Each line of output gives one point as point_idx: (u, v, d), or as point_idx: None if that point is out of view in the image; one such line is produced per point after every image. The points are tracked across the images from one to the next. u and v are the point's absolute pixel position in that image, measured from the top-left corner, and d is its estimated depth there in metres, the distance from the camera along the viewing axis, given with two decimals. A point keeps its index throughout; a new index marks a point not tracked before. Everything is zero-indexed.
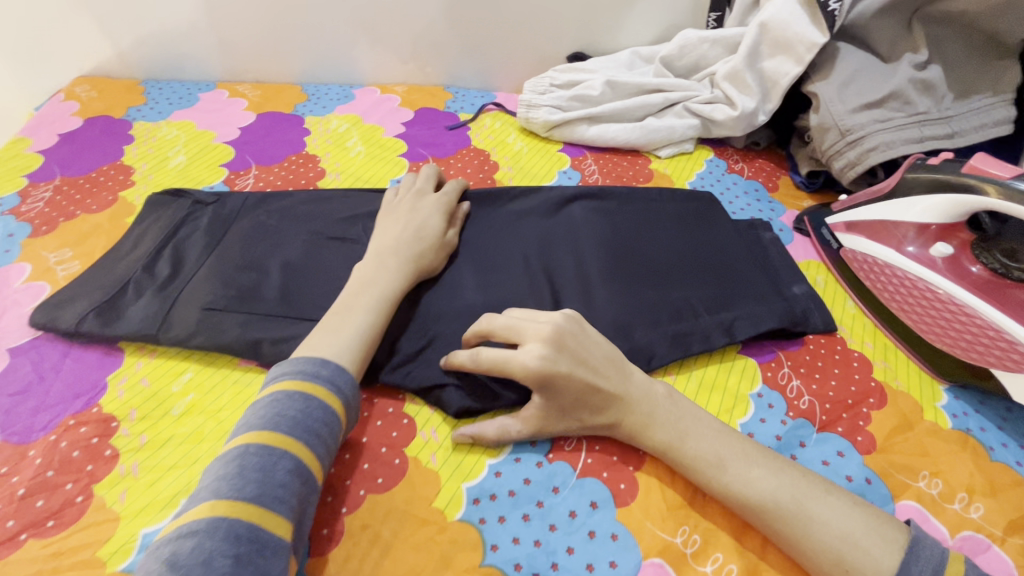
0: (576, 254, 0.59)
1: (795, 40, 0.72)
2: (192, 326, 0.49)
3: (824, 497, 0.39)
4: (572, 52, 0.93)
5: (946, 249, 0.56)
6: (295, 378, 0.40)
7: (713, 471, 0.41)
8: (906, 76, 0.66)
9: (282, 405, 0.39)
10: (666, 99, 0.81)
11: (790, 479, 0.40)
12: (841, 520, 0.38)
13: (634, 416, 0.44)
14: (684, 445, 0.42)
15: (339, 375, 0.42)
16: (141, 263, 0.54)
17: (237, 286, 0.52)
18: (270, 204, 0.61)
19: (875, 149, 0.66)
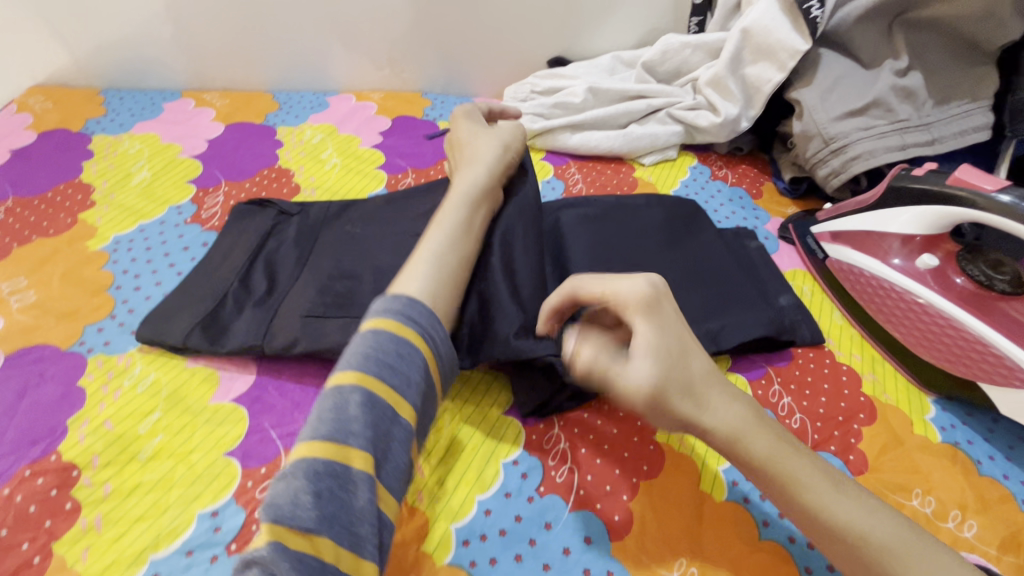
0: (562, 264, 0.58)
1: (777, 47, 0.70)
2: (294, 333, 0.48)
3: (938, 549, 0.34)
4: (552, 56, 0.91)
5: (932, 261, 0.56)
6: (370, 317, 0.38)
7: (808, 494, 0.35)
8: (887, 83, 0.66)
9: (361, 341, 0.37)
10: (649, 105, 0.80)
11: (898, 523, 0.35)
12: (956, 570, 0.32)
13: (735, 413, 0.37)
14: (783, 460, 0.36)
15: (411, 306, 0.39)
16: (236, 276, 0.54)
17: (332, 293, 0.50)
18: (352, 214, 0.60)
19: (858, 158, 0.65)
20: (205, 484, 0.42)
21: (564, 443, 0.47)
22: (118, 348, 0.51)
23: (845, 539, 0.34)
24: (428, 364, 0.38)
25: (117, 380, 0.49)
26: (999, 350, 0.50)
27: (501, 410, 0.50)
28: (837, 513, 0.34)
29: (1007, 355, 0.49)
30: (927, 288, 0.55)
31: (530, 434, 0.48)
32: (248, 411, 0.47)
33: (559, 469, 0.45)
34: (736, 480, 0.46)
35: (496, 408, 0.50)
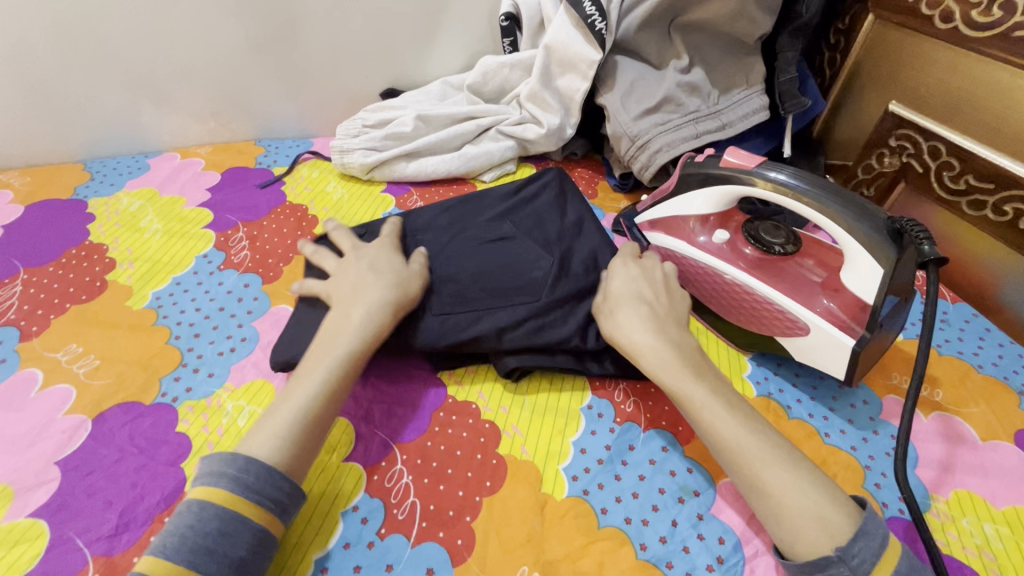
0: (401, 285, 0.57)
1: (576, 59, 0.75)
2: (436, 330, 0.53)
3: (770, 462, 0.42)
4: (384, 89, 0.92)
5: (725, 235, 0.62)
6: (204, 484, 0.39)
7: (697, 412, 0.46)
8: (673, 81, 0.73)
9: (178, 519, 0.38)
10: (478, 125, 0.82)
11: (766, 440, 0.44)
12: (770, 471, 0.42)
13: (644, 351, 0.50)
14: (685, 385, 0.47)
15: (248, 470, 0.40)
16: None
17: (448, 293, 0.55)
18: (414, 225, 0.65)
19: (660, 150, 0.71)
20: None
21: (406, 477, 0.47)
22: None
23: (719, 448, 0.44)
24: (265, 529, 0.39)
25: None
26: (785, 309, 0.55)
27: (340, 457, 0.49)
28: (719, 424, 0.45)
29: (788, 310, 0.55)
30: (713, 257, 0.61)
31: (372, 475, 0.47)
32: (51, 522, 0.43)
33: (401, 506, 0.45)
34: (576, 475, 0.49)
35: (335, 455, 0.49)
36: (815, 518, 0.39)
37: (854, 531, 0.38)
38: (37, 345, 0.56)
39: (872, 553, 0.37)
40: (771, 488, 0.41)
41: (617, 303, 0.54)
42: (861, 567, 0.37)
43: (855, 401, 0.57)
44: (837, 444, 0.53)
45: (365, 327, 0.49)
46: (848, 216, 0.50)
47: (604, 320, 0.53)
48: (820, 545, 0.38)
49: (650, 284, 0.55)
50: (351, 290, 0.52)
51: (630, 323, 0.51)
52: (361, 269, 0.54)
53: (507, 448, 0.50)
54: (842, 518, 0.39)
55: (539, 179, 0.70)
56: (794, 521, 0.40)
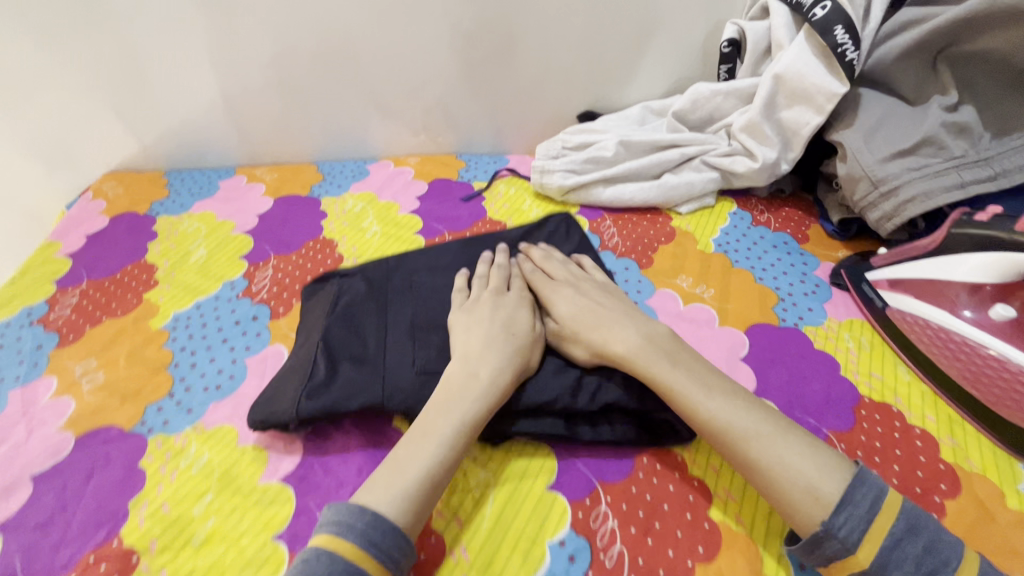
0: (378, 335, 0.58)
1: (813, 90, 0.68)
2: (415, 392, 0.53)
3: (758, 440, 0.45)
4: (582, 111, 0.93)
5: (1008, 311, 0.54)
6: (329, 533, 0.41)
7: (683, 397, 0.48)
8: (937, 120, 0.63)
9: (308, 565, 0.39)
10: (682, 154, 0.79)
11: (753, 419, 0.46)
12: (762, 450, 0.44)
13: (624, 350, 0.52)
14: (664, 375, 0.50)
15: (377, 528, 0.40)
16: (321, 349, 0.56)
17: (433, 350, 0.57)
18: (410, 267, 0.67)
19: (912, 200, 0.62)
20: (255, 569, 0.44)
21: (612, 521, 0.46)
22: (176, 428, 0.54)
23: (712, 431, 0.46)
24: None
25: (174, 461, 0.52)
26: None
27: (544, 485, 0.49)
28: (702, 407, 0.47)
29: None
30: (999, 341, 0.53)
31: (577, 511, 0.47)
32: (297, 500, 0.49)
33: (609, 552, 0.44)
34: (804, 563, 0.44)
35: (538, 483, 0.49)
36: (807, 489, 0.42)
37: (843, 492, 0.41)
38: (284, 325, 0.65)
39: (861, 522, 0.40)
40: (760, 462, 0.44)
41: (587, 318, 0.56)
42: (850, 538, 0.40)
43: None
44: None
45: (488, 386, 0.50)
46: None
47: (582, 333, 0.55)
48: (815, 515, 0.41)
49: (589, 297, 0.59)
50: (477, 349, 0.53)
51: (596, 330, 0.55)
52: (523, 340, 0.55)
53: (720, 514, 0.47)
54: (832, 486, 0.42)
55: (540, 232, 0.73)
56: (787, 488, 0.42)
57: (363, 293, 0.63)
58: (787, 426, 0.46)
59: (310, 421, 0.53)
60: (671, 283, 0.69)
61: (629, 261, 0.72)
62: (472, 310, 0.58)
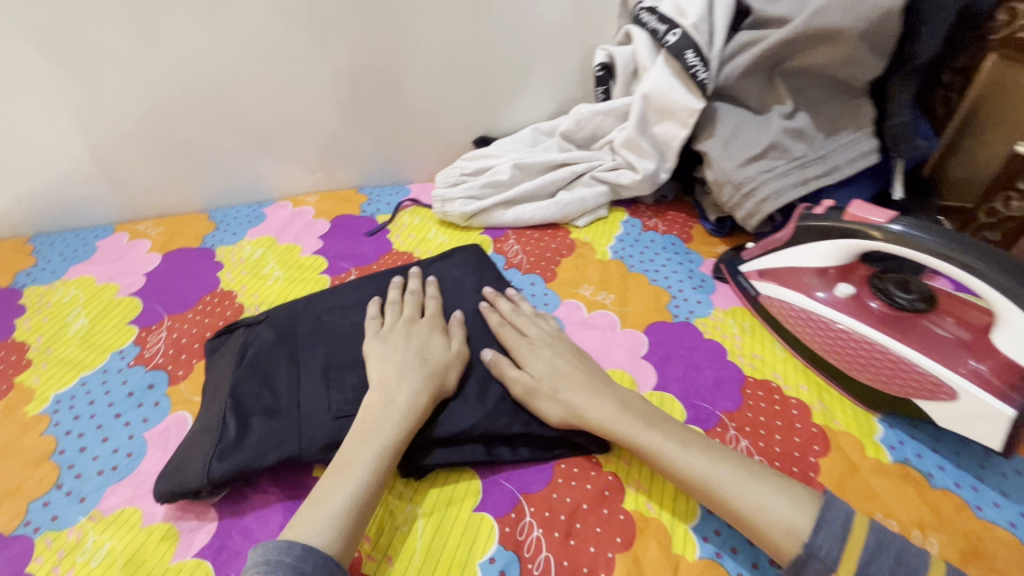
0: (291, 381, 0.56)
1: (676, 107, 0.76)
2: (333, 436, 0.51)
3: (735, 486, 0.45)
4: (476, 136, 0.96)
5: (849, 289, 0.61)
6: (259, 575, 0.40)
7: (656, 454, 0.48)
8: (779, 127, 0.72)
9: None
10: (573, 172, 0.84)
11: (728, 466, 0.46)
12: (741, 495, 0.44)
13: (594, 415, 0.51)
14: (641, 435, 0.49)
15: (269, 551, 0.41)
16: (229, 406, 0.53)
17: (349, 388, 0.55)
18: (322, 304, 0.66)
19: (767, 198, 0.71)
20: None
21: (537, 530, 0.48)
22: (69, 521, 0.50)
23: (689, 485, 0.46)
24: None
25: (69, 558, 0.47)
26: (924, 369, 0.54)
27: (470, 507, 0.50)
28: (679, 462, 0.47)
29: (929, 371, 0.54)
30: (845, 314, 0.60)
31: (503, 526, 0.48)
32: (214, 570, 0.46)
33: (535, 560, 0.46)
34: (706, 536, 0.47)
35: (466, 506, 0.50)
36: (787, 530, 0.42)
37: (816, 524, 0.42)
38: (184, 389, 0.61)
39: (834, 541, 0.41)
40: (742, 510, 0.44)
41: (556, 384, 0.54)
42: (829, 557, 0.41)
43: (1006, 471, 0.52)
44: (991, 518, 0.49)
45: (406, 410, 0.50)
46: (997, 275, 0.48)
47: (549, 401, 0.53)
48: (791, 547, 0.42)
49: (558, 355, 0.57)
50: (394, 376, 0.53)
51: (575, 393, 0.53)
52: (439, 366, 0.55)
53: (633, 504, 0.50)
54: (803, 517, 0.43)
55: (452, 257, 0.74)
56: (767, 528, 0.43)
57: (271, 340, 0.60)
58: (757, 466, 0.47)
59: (225, 484, 0.50)
60: (575, 293, 0.73)
61: (534, 276, 0.76)
62: (388, 339, 0.58)
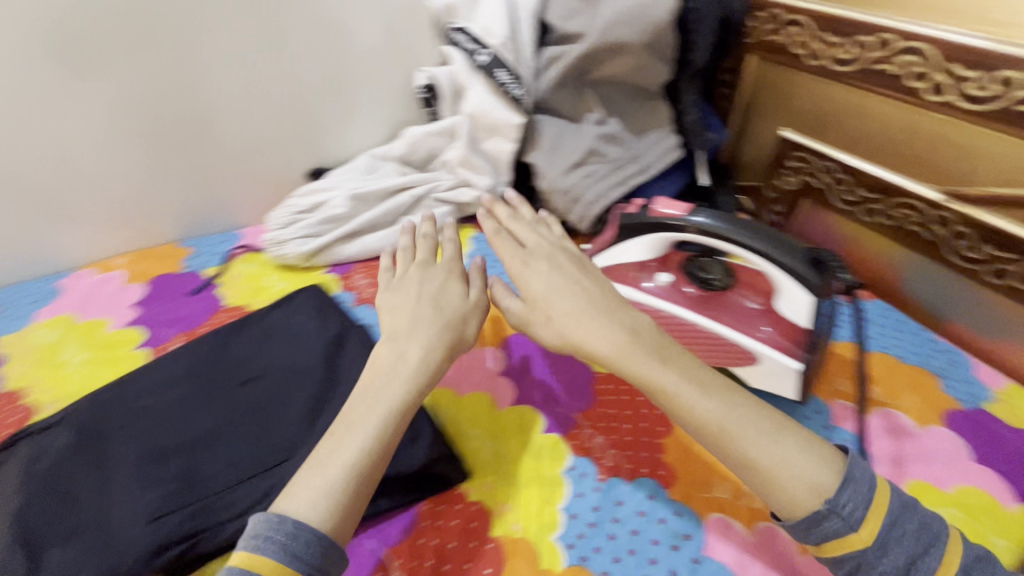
0: (97, 489, 0.48)
1: (499, 124, 0.78)
2: (151, 542, 0.45)
3: (752, 439, 0.44)
4: (309, 169, 0.91)
5: (668, 278, 0.67)
6: (249, 549, 0.39)
7: (675, 398, 0.46)
8: (593, 134, 0.78)
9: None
10: (412, 196, 0.83)
11: (749, 415, 0.45)
12: (763, 446, 0.44)
13: (600, 349, 0.50)
14: (660, 377, 0.47)
15: (282, 531, 0.40)
16: (12, 539, 0.45)
17: (169, 481, 0.49)
18: (136, 387, 0.58)
19: (593, 201, 0.76)
20: None
21: None
22: None
23: (705, 430, 0.45)
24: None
25: None
26: (736, 342, 0.60)
27: None
28: (698, 406, 0.45)
29: (740, 343, 0.59)
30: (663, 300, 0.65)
31: None
32: None
33: None
34: (571, 542, 0.49)
35: None
36: (809, 486, 0.41)
37: (842, 480, 0.41)
38: None
39: (861, 500, 0.41)
40: (761, 462, 0.43)
41: (546, 306, 0.55)
42: (853, 516, 0.40)
43: (809, 413, 0.61)
44: None
45: (411, 367, 0.49)
46: (775, 255, 0.57)
47: (541, 327, 0.54)
48: (808, 504, 0.41)
49: (563, 276, 0.57)
50: (404, 329, 0.53)
51: (572, 318, 0.52)
52: (451, 316, 0.55)
53: (499, 528, 0.49)
54: (826, 475, 0.42)
55: (290, 305, 0.69)
56: (786, 483, 0.42)
57: (67, 444, 0.52)
58: (783, 418, 0.46)
59: None
60: None
61: None
62: (400, 288, 0.58)
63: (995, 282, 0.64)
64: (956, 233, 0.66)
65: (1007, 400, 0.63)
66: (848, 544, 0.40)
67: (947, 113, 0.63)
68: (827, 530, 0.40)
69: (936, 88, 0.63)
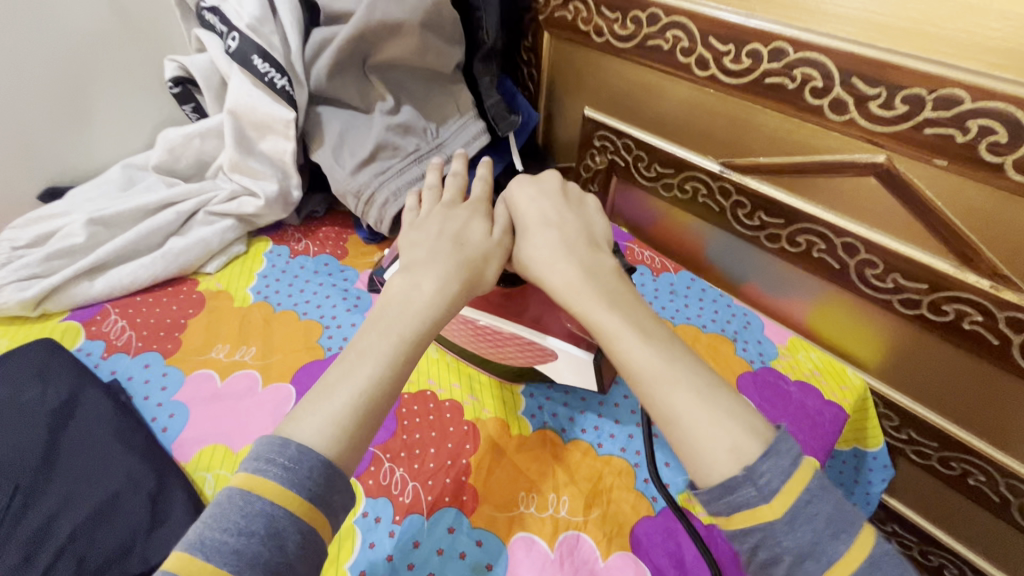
0: None
1: (268, 121, 0.67)
2: None
3: (679, 388, 0.41)
4: (42, 189, 0.72)
5: None
6: (249, 471, 0.36)
7: (612, 340, 0.44)
8: (382, 125, 0.70)
9: (220, 514, 0.34)
10: (179, 213, 0.69)
11: (683, 367, 0.42)
12: (689, 397, 0.40)
13: (556, 283, 0.48)
14: (602, 317, 0.45)
15: (300, 456, 0.36)
16: None
17: None
18: None
19: (388, 202, 0.69)
20: None
21: None
22: None
23: (631, 374, 0.43)
24: (311, 528, 0.35)
25: None
26: (539, 342, 0.52)
27: None
28: (630, 350, 0.43)
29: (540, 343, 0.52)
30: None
31: None
32: None
33: None
34: None
35: None
36: (728, 449, 0.38)
37: (765, 451, 0.38)
38: None
39: (780, 472, 0.37)
40: (678, 415, 0.40)
41: (538, 225, 0.52)
42: (768, 487, 0.37)
43: (618, 398, 0.59)
44: (608, 450, 0.54)
45: (409, 310, 0.44)
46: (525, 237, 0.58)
47: (535, 247, 0.51)
48: (720, 465, 0.38)
49: (557, 208, 0.53)
50: (423, 260, 0.48)
51: (538, 250, 0.50)
52: (457, 262, 0.48)
53: None
54: (749, 441, 0.38)
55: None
56: (700, 439, 0.39)
57: None
58: (723, 383, 0.43)
59: None
60: (205, 360, 0.60)
61: (149, 355, 0.61)
62: (422, 227, 0.51)
63: (772, 246, 0.68)
64: (736, 203, 0.69)
65: (790, 354, 0.68)
66: (756, 517, 0.36)
67: (713, 87, 0.64)
68: (737, 499, 0.37)
69: (700, 62, 0.64)
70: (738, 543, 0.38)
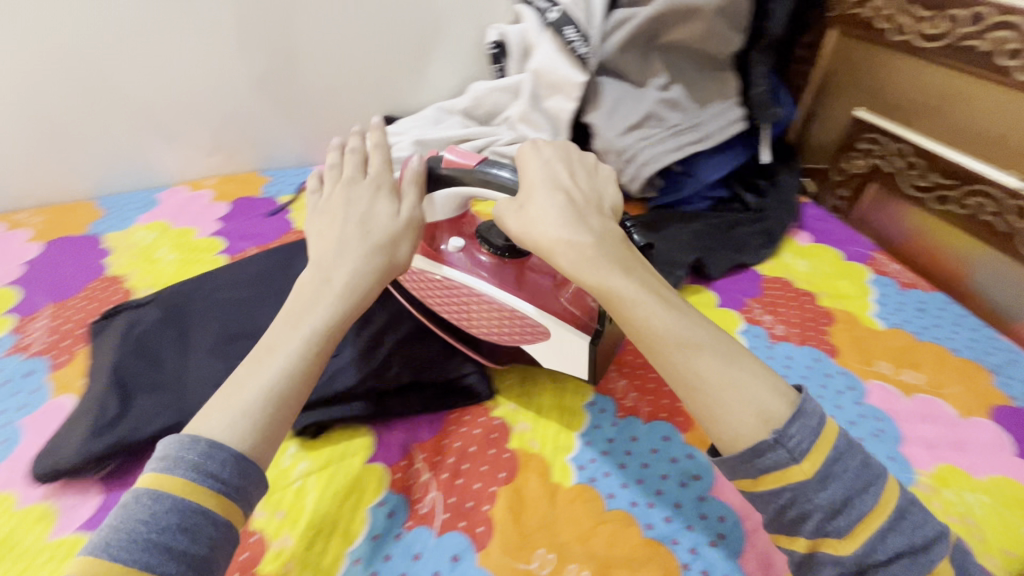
0: (179, 354, 0.57)
1: (563, 82, 0.81)
2: None
3: (701, 360, 0.40)
4: (381, 115, 0.96)
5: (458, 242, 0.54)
6: (154, 471, 0.35)
7: (632, 310, 0.42)
8: (654, 98, 0.78)
9: (127, 514, 0.34)
10: (473, 146, 0.86)
11: (703, 335, 0.41)
12: (711, 370, 0.39)
13: (567, 257, 0.44)
14: (621, 285, 0.43)
15: (213, 453, 0.36)
16: (105, 386, 0.54)
17: (235, 357, 0.56)
18: (212, 283, 0.65)
19: (648, 163, 0.78)
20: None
21: (426, 474, 0.51)
22: None
23: (655, 344, 0.41)
24: (228, 520, 0.35)
25: None
26: (531, 320, 0.51)
27: (365, 459, 0.51)
28: (651, 321, 0.41)
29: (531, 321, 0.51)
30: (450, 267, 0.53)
31: (394, 473, 0.50)
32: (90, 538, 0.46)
33: (423, 500, 0.49)
34: (582, 464, 0.51)
35: (358, 459, 0.51)
36: (756, 413, 0.38)
37: (792, 411, 0.37)
38: (67, 376, 0.59)
39: (809, 432, 0.37)
40: (707, 396, 0.39)
41: (526, 197, 0.46)
42: (798, 448, 0.36)
43: (842, 388, 0.60)
44: None
45: (301, 313, 0.43)
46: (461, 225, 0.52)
47: (542, 208, 0.46)
48: (749, 436, 0.37)
49: (565, 168, 0.49)
50: (333, 251, 0.47)
51: (543, 215, 0.45)
52: (341, 272, 0.45)
53: (518, 442, 0.53)
54: (775, 402, 0.38)
55: None
56: (729, 411, 0.38)
57: (155, 322, 0.60)
58: (743, 348, 0.42)
59: (104, 459, 0.50)
60: None
61: None
62: (326, 213, 0.50)
63: None
64: None
65: None
66: (788, 476, 0.36)
67: None
68: (767, 461, 0.37)
69: None
70: (762, 503, 0.38)
